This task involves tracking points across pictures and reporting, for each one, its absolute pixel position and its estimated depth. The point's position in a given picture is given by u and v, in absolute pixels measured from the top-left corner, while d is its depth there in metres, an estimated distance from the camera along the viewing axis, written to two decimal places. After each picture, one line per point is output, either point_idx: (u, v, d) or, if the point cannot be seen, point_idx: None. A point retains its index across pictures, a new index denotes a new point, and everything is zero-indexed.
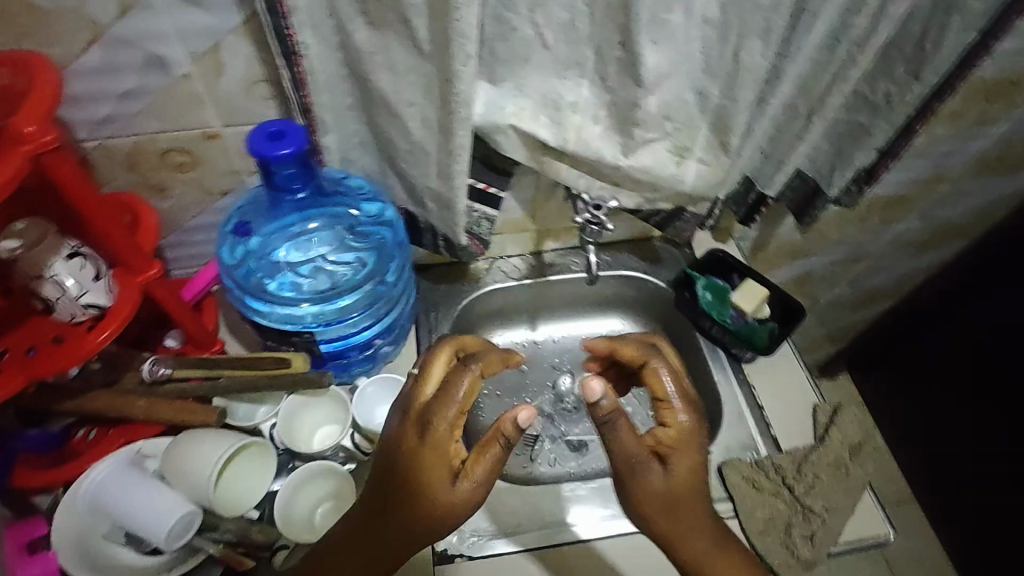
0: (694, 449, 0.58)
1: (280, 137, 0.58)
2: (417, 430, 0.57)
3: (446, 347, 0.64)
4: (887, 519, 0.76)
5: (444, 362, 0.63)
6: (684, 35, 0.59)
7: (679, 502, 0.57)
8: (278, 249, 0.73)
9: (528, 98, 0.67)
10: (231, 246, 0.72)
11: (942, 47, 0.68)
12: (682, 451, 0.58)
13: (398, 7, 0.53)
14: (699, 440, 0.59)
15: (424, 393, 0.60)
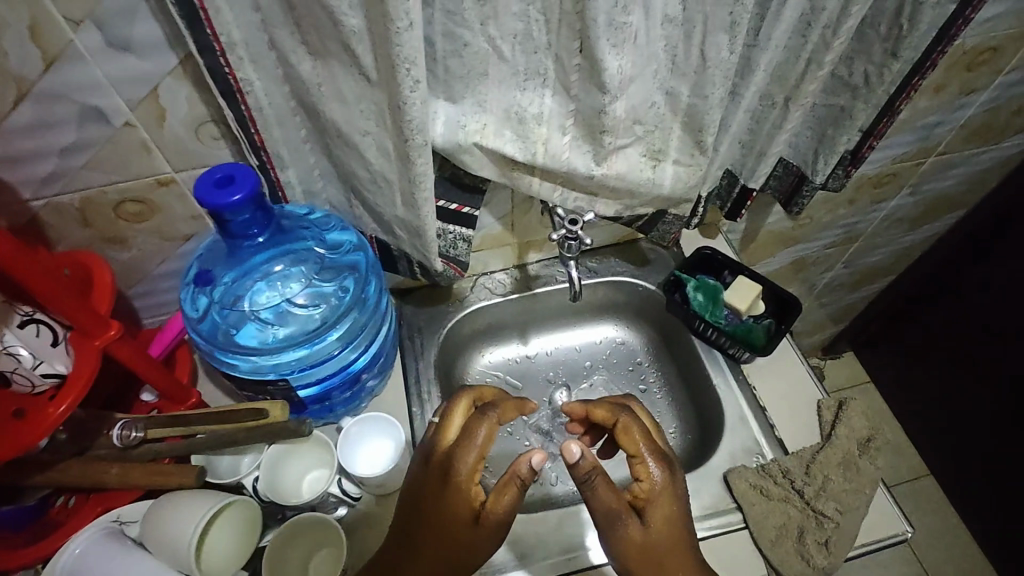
0: (671, 498, 0.62)
1: (229, 183, 0.55)
2: (438, 476, 0.60)
3: (465, 395, 0.65)
4: (902, 515, 0.74)
5: (462, 413, 0.65)
6: (646, 37, 0.55)
7: (659, 552, 0.61)
8: (244, 297, 0.69)
9: (490, 113, 0.64)
10: (193, 297, 0.67)
11: (917, 24, 0.64)
12: (654, 504, 0.62)
13: (337, 35, 0.50)
14: (671, 493, 0.62)
15: (444, 442, 0.63)
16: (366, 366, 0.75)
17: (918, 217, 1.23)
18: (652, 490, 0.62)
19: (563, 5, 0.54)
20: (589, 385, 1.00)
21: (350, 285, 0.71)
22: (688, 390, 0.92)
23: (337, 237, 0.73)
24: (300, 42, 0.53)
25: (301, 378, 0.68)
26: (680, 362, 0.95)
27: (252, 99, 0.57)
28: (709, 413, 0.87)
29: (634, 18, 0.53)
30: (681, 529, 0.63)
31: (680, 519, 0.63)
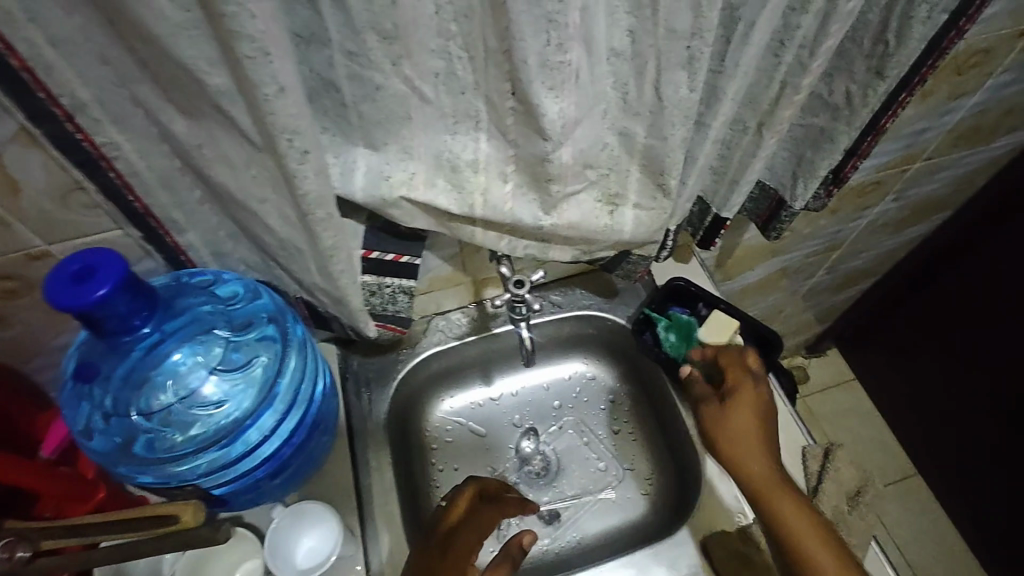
0: (763, 403, 0.72)
1: (88, 277, 0.45)
2: (439, 548, 0.63)
3: (472, 484, 0.70)
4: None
5: (468, 499, 0.69)
6: (590, 76, 0.46)
7: (756, 434, 0.70)
8: (134, 400, 0.58)
9: (418, 161, 0.55)
10: (78, 402, 0.57)
11: (907, 39, 0.56)
12: (752, 402, 0.72)
13: (205, 95, 0.40)
14: (761, 398, 0.72)
15: (448, 522, 0.66)
16: (303, 444, 0.66)
17: (903, 221, 1.16)
18: (750, 394, 0.72)
19: (488, 43, 0.45)
20: (558, 428, 0.92)
21: (265, 364, 0.61)
22: (666, 436, 0.86)
23: (244, 307, 0.62)
24: (166, 99, 0.43)
25: (215, 479, 0.60)
26: (658, 402, 0.87)
27: (122, 164, 0.48)
28: (688, 466, 0.81)
29: (573, 57, 0.44)
30: (766, 425, 0.71)
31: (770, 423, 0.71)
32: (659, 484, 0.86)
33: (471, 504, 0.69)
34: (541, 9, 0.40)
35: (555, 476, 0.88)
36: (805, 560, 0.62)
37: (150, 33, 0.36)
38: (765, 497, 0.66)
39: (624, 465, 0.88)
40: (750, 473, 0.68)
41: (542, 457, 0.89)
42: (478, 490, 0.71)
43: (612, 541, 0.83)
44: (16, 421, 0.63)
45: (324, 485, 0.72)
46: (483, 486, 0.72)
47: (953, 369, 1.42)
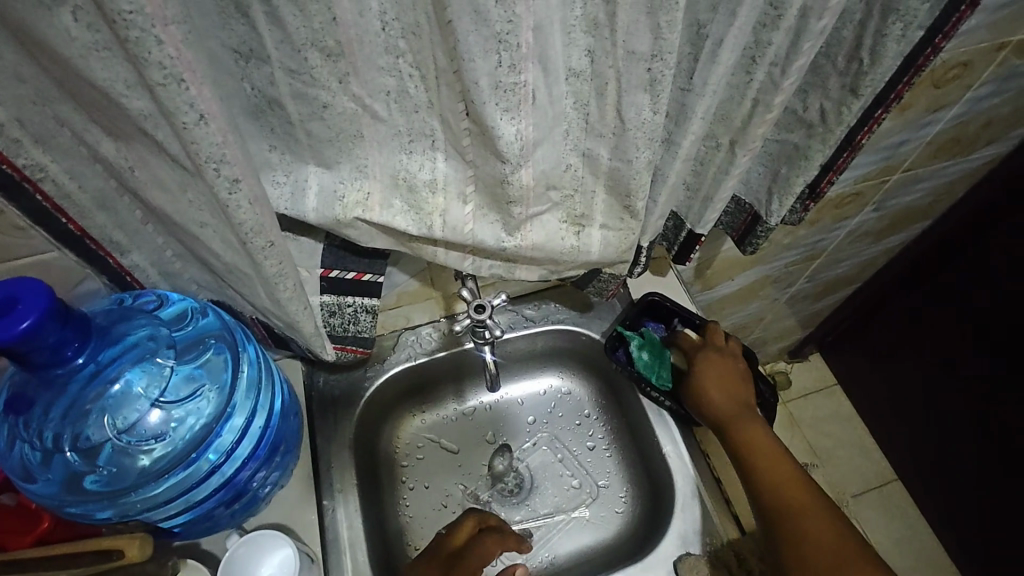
0: (732, 359, 0.78)
1: (9, 309, 0.42)
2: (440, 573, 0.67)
3: (472, 515, 0.74)
4: None
5: (469, 529, 0.72)
6: (548, 97, 0.44)
7: (726, 384, 0.75)
8: (72, 433, 0.53)
9: (374, 180, 0.52)
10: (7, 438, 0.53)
11: (881, 57, 0.54)
12: (722, 359, 0.77)
13: (128, 118, 0.37)
14: (728, 355, 0.78)
15: (450, 547, 0.70)
16: (260, 467, 0.63)
17: (882, 230, 1.15)
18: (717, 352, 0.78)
19: (438, 61, 0.42)
20: (532, 444, 0.90)
21: (217, 390, 0.58)
22: (641, 455, 0.84)
23: (193, 331, 0.59)
24: (91, 120, 0.40)
25: (166, 509, 0.57)
26: (633, 420, 0.85)
27: (50, 186, 0.45)
28: (662, 487, 0.78)
29: (528, 77, 0.41)
30: (732, 376, 0.76)
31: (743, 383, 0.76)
32: (633, 501, 0.84)
33: (472, 532, 0.72)
34: (489, 29, 0.37)
35: (528, 495, 0.86)
36: (774, 481, 0.68)
37: (61, 55, 0.33)
38: (736, 433, 0.72)
39: (598, 482, 0.86)
40: (725, 412, 0.73)
41: (516, 474, 0.87)
42: (480, 518, 0.74)
43: (586, 559, 0.81)
44: None
45: (284, 510, 0.69)
46: (484, 518, 0.74)
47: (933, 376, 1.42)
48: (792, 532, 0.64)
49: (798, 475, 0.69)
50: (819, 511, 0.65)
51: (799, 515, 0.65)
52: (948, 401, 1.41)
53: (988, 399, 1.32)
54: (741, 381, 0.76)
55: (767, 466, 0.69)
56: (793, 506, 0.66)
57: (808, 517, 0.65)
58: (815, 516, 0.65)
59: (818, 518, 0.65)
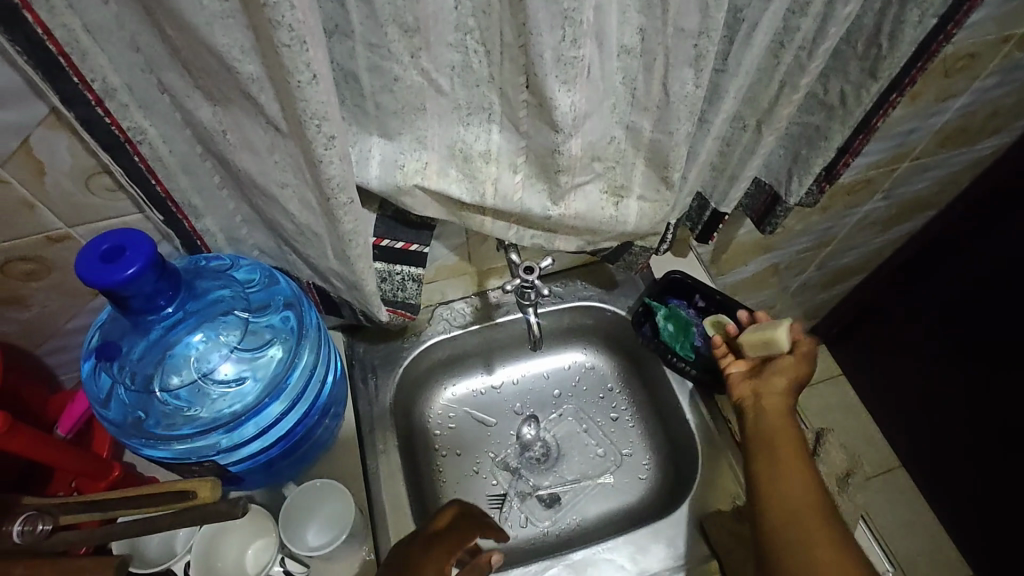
0: (799, 382, 0.73)
1: (115, 257, 0.46)
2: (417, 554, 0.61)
3: (455, 503, 0.69)
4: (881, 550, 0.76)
5: (449, 515, 0.67)
6: (600, 71, 0.49)
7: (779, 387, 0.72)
8: (154, 377, 0.59)
9: (432, 151, 0.56)
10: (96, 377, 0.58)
11: (898, 44, 0.59)
12: (787, 375, 0.73)
13: (234, 83, 0.42)
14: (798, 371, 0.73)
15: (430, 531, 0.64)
16: (313, 425, 0.68)
17: (890, 219, 1.20)
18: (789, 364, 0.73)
19: (504, 37, 0.47)
20: (559, 415, 0.94)
21: (282, 348, 0.62)
22: (665, 424, 0.88)
23: (261, 289, 0.64)
24: (194, 86, 0.45)
25: (229, 456, 0.61)
26: (657, 392, 0.90)
27: (147, 149, 0.49)
28: (684, 450, 0.84)
29: (586, 52, 0.46)
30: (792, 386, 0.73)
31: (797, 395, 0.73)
32: (656, 468, 0.88)
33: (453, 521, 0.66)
34: (557, 6, 0.42)
35: (556, 462, 0.90)
36: (789, 486, 0.63)
37: (185, 21, 0.38)
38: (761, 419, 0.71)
39: (621, 451, 0.91)
40: (769, 412, 0.71)
41: (542, 444, 0.91)
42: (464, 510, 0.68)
43: (609, 522, 0.85)
44: (28, 397, 0.65)
45: (333, 466, 0.74)
46: (467, 506, 0.69)
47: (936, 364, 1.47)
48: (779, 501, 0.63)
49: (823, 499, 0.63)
50: (825, 529, 0.60)
51: (794, 498, 0.63)
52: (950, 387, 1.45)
53: (985, 387, 1.37)
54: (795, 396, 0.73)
55: (781, 450, 0.67)
56: (797, 510, 0.62)
57: (792, 495, 0.63)
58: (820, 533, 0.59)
59: (820, 536, 0.59)
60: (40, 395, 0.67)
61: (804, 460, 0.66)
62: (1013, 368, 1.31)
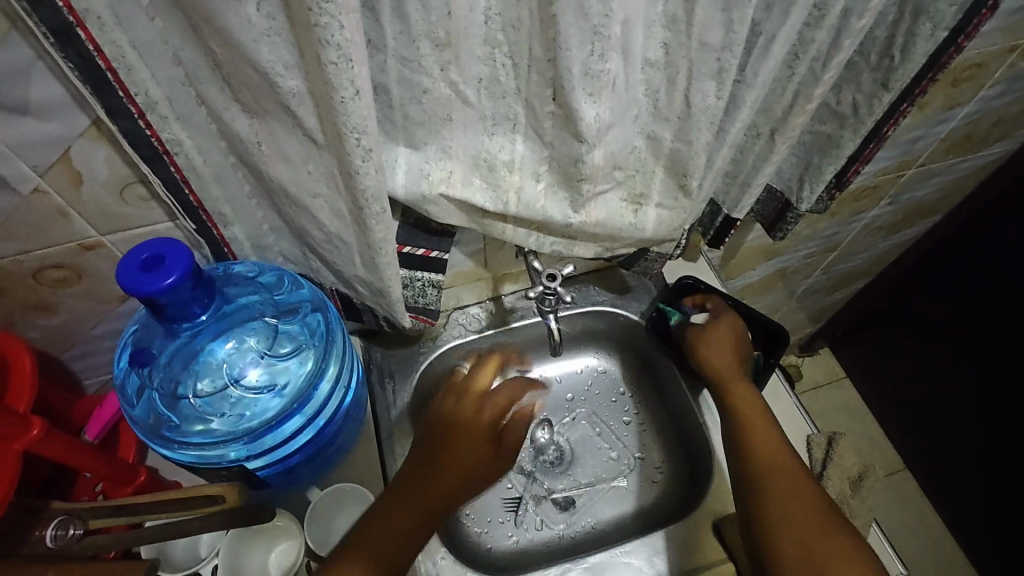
0: (735, 337, 0.81)
1: (157, 265, 0.47)
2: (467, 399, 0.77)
3: (492, 362, 0.84)
4: (897, 556, 0.74)
5: (489, 375, 0.81)
6: (625, 83, 0.50)
7: (726, 346, 0.80)
8: (184, 382, 0.60)
9: (456, 160, 0.57)
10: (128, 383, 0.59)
11: (911, 55, 0.60)
12: (724, 335, 0.81)
13: (275, 96, 0.43)
14: (733, 329, 0.82)
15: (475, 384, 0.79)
16: (335, 428, 0.69)
17: (895, 224, 1.22)
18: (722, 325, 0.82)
19: (533, 51, 0.48)
20: (572, 419, 0.94)
21: (308, 354, 0.64)
22: (677, 428, 0.90)
23: (288, 296, 0.65)
24: (233, 99, 0.46)
25: (257, 460, 0.63)
26: (669, 396, 0.91)
27: (182, 159, 0.49)
28: (699, 455, 0.85)
29: (612, 66, 0.47)
30: (734, 343, 0.81)
31: (739, 350, 0.81)
32: (670, 471, 0.89)
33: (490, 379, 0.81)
34: (588, 22, 0.43)
35: (569, 465, 0.91)
36: (757, 457, 0.70)
37: (231, 37, 0.39)
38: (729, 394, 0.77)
39: (635, 454, 0.91)
40: (736, 408, 0.76)
41: (556, 447, 0.92)
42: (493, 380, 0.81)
43: (624, 526, 0.86)
44: (56, 403, 0.65)
45: (354, 470, 0.75)
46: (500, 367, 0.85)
47: (937, 365, 1.48)
48: (752, 469, 0.69)
49: (793, 466, 0.68)
50: (790, 487, 0.66)
51: (763, 463, 0.69)
52: (952, 387, 1.47)
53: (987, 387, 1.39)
54: (739, 353, 0.80)
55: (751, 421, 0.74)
56: (764, 474, 0.68)
57: (760, 462, 0.69)
58: (802, 511, 0.63)
59: (795, 500, 0.64)
60: (66, 401, 0.68)
61: (770, 429, 0.73)
62: (1014, 368, 1.33)
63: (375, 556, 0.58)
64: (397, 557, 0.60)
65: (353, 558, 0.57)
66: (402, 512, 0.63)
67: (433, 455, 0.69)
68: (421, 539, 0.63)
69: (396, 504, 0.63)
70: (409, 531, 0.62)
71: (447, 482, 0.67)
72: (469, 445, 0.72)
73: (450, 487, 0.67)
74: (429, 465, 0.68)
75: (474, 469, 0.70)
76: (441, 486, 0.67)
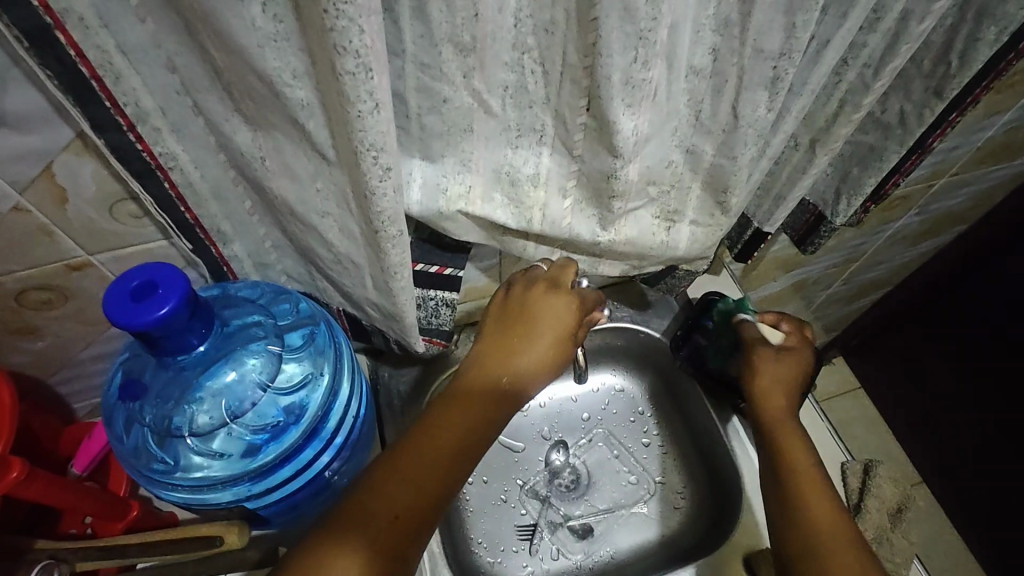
0: (797, 375, 0.70)
1: (148, 294, 0.43)
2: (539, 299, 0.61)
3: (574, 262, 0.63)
4: None
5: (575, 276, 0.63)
6: (667, 92, 0.46)
7: (788, 382, 0.69)
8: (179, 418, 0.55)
9: (476, 174, 0.52)
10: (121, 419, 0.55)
11: (969, 63, 0.56)
12: (789, 369, 0.70)
13: (282, 108, 0.39)
14: (797, 365, 0.70)
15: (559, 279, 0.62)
16: (345, 455, 0.65)
17: (921, 233, 1.18)
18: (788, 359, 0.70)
19: (567, 57, 0.43)
20: (588, 441, 0.89)
21: (314, 379, 0.59)
22: (701, 450, 0.86)
23: (292, 318, 0.60)
24: (234, 110, 0.41)
25: (263, 495, 0.59)
26: (692, 417, 0.87)
27: (178, 175, 0.45)
28: (727, 483, 0.81)
29: (655, 74, 0.43)
30: (794, 380, 0.70)
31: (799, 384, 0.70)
32: (692, 497, 0.85)
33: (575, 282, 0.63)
34: (633, 26, 0.39)
35: (586, 490, 0.86)
36: (809, 521, 0.56)
37: (234, 42, 0.34)
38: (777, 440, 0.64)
39: (655, 478, 0.87)
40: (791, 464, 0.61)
41: (572, 469, 0.87)
42: (572, 308, 0.61)
43: (645, 555, 0.82)
44: (43, 434, 0.61)
45: None
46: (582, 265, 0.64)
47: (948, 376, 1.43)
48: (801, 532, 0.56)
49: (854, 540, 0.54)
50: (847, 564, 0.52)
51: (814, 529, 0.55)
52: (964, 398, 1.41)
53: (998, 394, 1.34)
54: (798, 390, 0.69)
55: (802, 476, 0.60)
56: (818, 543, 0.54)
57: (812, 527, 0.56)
58: None
59: None
60: (52, 429, 0.63)
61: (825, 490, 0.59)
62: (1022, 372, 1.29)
63: (370, 542, 0.44)
64: (397, 551, 0.45)
65: (342, 554, 0.43)
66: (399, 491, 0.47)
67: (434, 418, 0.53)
68: (429, 527, 0.48)
69: (392, 479, 0.48)
70: (413, 518, 0.47)
71: (456, 450, 0.51)
72: (490, 400, 0.55)
73: (459, 455, 0.51)
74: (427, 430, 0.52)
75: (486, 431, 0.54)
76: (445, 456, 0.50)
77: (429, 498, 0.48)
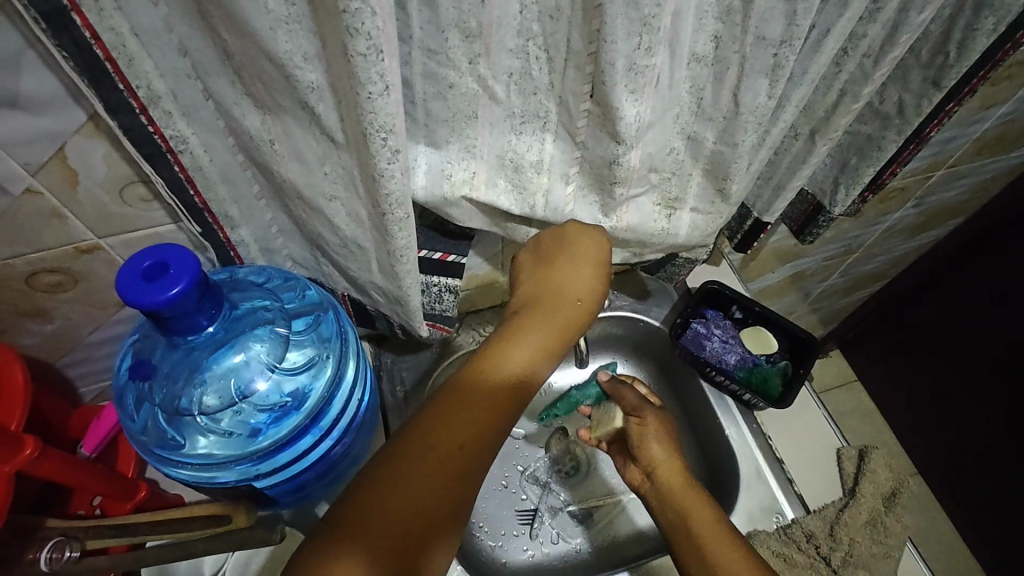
0: (664, 433, 0.68)
1: (159, 275, 0.44)
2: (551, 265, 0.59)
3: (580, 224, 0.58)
4: (923, 565, 0.82)
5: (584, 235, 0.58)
6: (669, 79, 0.46)
7: (665, 439, 0.67)
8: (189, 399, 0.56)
9: (480, 161, 0.53)
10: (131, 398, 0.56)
11: (967, 53, 0.57)
12: (653, 433, 0.67)
13: (293, 92, 0.39)
14: (666, 423, 0.69)
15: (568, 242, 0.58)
16: (349, 437, 0.67)
17: (919, 225, 1.18)
18: (647, 424, 0.68)
19: (572, 44, 0.44)
20: None
21: (320, 363, 0.60)
22: (698, 440, 0.86)
23: (299, 303, 0.61)
24: (244, 93, 0.42)
25: (271, 475, 0.60)
26: (689, 405, 0.88)
27: (187, 158, 0.45)
28: (725, 472, 0.81)
29: (657, 60, 0.44)
30: (670, 437, 0.67)
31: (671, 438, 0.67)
32: None
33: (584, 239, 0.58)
34: (637, 12, 0.39)
35: (586, 476, 0.87)
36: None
37: (246, 24, 0.35)
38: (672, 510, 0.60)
39: None
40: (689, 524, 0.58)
41: (572, 456, 0.88)
42: (608, 250, 0.59)
43: (645, 539, 0.83)
44: (52, 415, 0.62)
45: None
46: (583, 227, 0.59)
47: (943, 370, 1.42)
48: None
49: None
50: None
51: None
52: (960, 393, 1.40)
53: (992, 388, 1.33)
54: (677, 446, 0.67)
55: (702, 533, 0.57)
56: None
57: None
58: None
59: None
60: (62, 410, 0.64)
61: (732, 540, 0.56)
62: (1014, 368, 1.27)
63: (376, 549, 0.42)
64: (409, 560, 0.43)
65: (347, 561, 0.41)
66: (405, 497, 0.45)
67: (447, 405, 0.50)
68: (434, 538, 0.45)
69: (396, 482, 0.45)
70: (422, 526, 0.45)
71: (468, 452, 0.48)
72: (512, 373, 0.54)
73: (467, 453, 0.48)
74: (439, 420, 0.49)
75: (501, 422, 0.51)
76: (456, 458, 0.48)
77: (435, 509, 0.46)
